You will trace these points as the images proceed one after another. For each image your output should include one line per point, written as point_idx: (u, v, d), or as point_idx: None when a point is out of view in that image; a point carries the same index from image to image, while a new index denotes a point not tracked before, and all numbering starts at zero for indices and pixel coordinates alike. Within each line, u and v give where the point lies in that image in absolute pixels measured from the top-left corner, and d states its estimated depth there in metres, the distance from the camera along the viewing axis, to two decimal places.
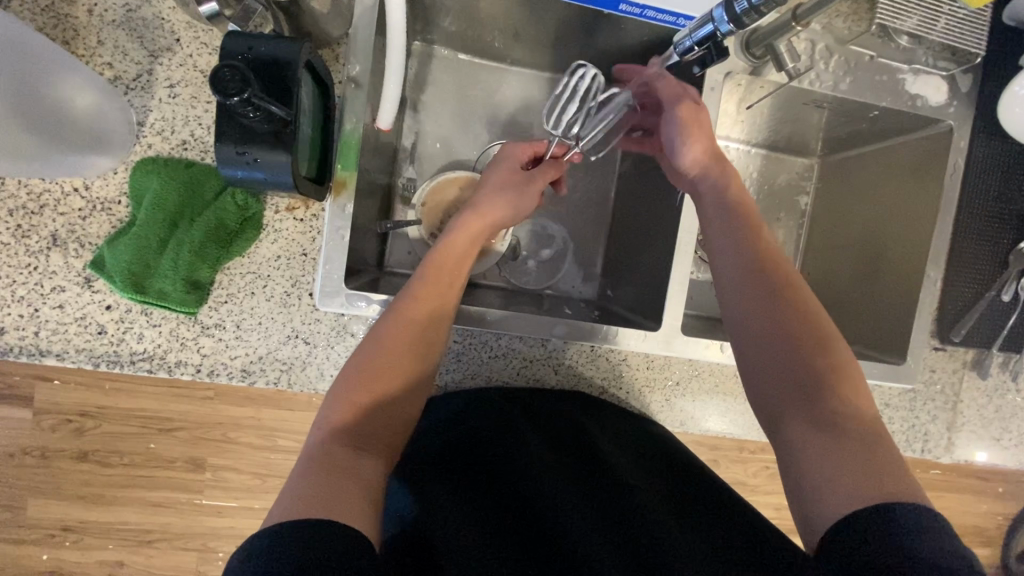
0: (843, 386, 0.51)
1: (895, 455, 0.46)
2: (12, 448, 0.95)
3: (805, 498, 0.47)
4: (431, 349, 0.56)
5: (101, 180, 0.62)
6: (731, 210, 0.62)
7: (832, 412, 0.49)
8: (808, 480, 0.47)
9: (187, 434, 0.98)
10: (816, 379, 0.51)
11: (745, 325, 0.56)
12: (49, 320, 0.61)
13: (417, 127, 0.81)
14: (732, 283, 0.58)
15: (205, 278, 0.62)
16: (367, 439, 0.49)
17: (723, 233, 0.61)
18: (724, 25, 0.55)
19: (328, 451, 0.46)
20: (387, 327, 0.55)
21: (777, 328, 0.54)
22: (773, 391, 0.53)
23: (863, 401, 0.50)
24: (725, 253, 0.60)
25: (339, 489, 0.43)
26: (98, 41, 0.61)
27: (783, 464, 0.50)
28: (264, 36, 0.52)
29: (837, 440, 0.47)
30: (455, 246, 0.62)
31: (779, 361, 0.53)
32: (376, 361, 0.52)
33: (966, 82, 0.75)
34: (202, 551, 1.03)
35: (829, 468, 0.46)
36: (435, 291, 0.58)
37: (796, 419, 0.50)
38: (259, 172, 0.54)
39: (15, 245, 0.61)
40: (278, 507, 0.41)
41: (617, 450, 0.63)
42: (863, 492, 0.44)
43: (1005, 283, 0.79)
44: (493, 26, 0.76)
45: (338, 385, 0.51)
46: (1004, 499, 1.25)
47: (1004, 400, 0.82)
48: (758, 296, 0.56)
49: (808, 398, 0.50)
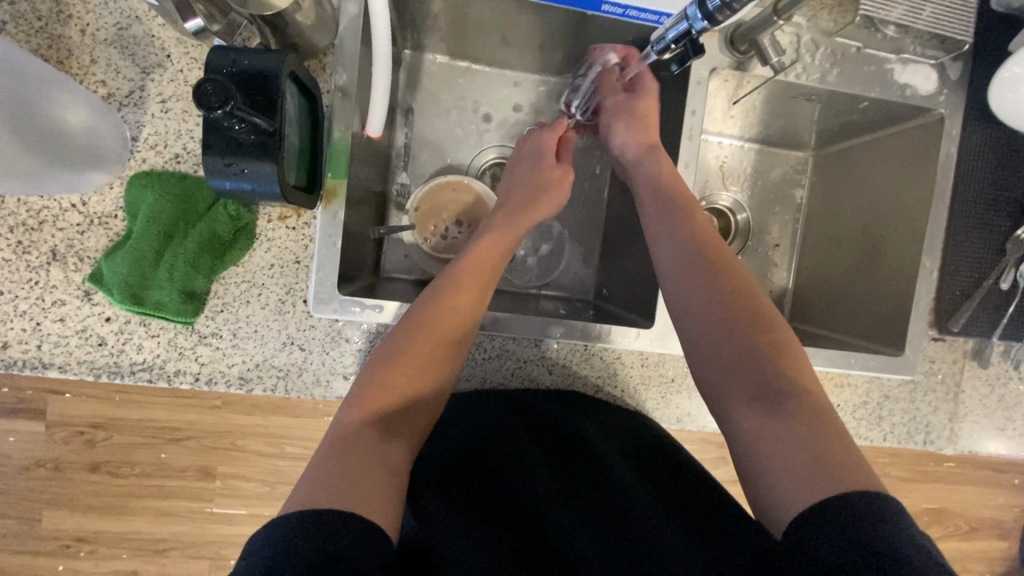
0: (799, 376, 0.51)
1: (849, 441, 0.46)
2: (26, 461, 0.97)
3: (765, 495, 0.46)
4: (457, 352, 0.57)
5: (97, 196, 0.63)
6: (665, 198, 0.63)
7: (790, 394, 0.50)
8: (770, 476, 0.46)
9: (195, 443, 0.99)
10: (780, 364, 0.52)
11: (702, 308, 0.56)
12: (51, 333, 0.63)
13: (409, 133, 0.82)
14: (680, 269, 0.58)
15: (201, 288, 0.63)
16: (393, 427, 0.51)
17: (664, 223, 0.62)
18: (698, 23, 0.54)
19: (352, 437, 0.48)
20: (411, 320, 0.56)
21: (738, 313, 0.55)
22: (725, 376, 0.53)
23: (817, 389, 0.51)
24: (662, 238, 0.61)
25: (358, 475, 0.45)
26: (91, 60, 0.63)
27: (735, 449, 0.51)
28: (249, 50, 0.53)
29: (795, 423, 0.47)
30: (472, 261, 0.61)
31: (736, 352, 0.53)
32: (395, 356, 0.53)
33: (956, 70, 0.75)
34: (213, 558, 1.04)
35: (791, 454, 0.46)
36: (463, 287, 0.58)
37: (746, 403, 0.51)
38: (246, 183, 0.55)
39: (17, 261, 0.62)
40: (295, 495, 0.43)
41: (609, 444, 0.64)
42: (822, 479, 0.43)
43: (1003, 271, 0.78)
44: (479, 31, 0.77)
45: (364, 374, 0.53)
46: (1020, 491, 1.23)
47: (1007, 388, 0.81)
48: (710, 282, 0.57)
49: (766, 385, 0.51)
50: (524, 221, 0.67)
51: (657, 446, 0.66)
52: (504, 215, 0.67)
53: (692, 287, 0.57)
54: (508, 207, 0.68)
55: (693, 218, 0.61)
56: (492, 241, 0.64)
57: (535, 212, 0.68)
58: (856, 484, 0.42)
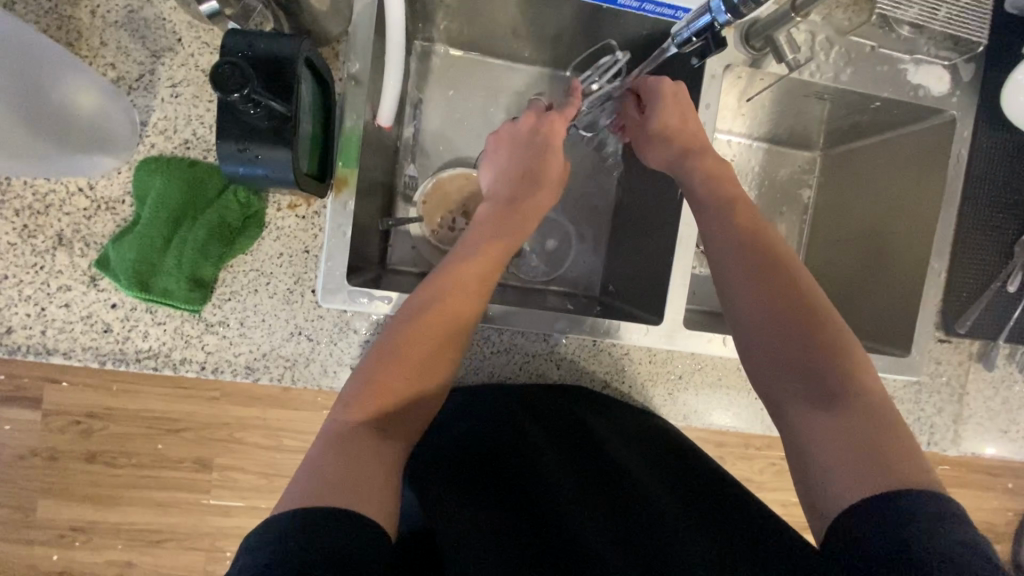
0: (853, 369, 0.51)
1: (896, 436, 0.46)
2: (22, 449, 0.96)
3: (814, 495, 0.47)
4: (455, 348, 0.56)
5: (105, 180, 0.62)
6: (707, 197, 0.63)
7: (842, 392, 0.49)
8: (819, 473, 0.46)
9: (194, 434, 0.98)
10: (832, 357, 0.51)
11: (743, 307, 0.56)
12: (56, 319, 0.62)
13: (418, 124, 0.81)
14: (728, 267, 0.59)
15: (208, 276, 0.62)
16: (389, 426, 0.50)
17: (710, 219, 0.62)
18: (722, 16, 0.56)
19: (348, 437, 0.47)
20: (412, 315, 0.55)
21: (785, 308, 0.55)
22: (775, 377, 0.53)
23: (868, 380, 0.51)
24: (711, 238, 0.61)
25: (356, 475, 0.44)
26: (101, 42, 0.62)
27: (789, 445, 0.51)
28: (265, 34, 0.53)
29: (847, 420, 0.47)
30: (481, 253, 0.61)
31: (789, 347, 0.53)
32: (400, 355, 0.53)
33: (969, 71, 0.75)
34: (210, 550, 1.04)
35: (833, 455, 0.46)
36: (467, 284, 0.58)
37: (796, 400, 0.51)
38: (261, 169, 0.54)
39: (21, 245, 0.61)
40: (294, 491, 0.42)
41: (621, 440, 0.64)
42: (873, 477, 0.43)
43: (1011, 274, 0.78)
44: (492, 23, 0.76)
45: (367, 372, 0.52)
46: (1013, 495, 1.24)
47: (1011, 391, 0.81)
48: (756, 275, 0.57)
49: (815, 382, 0.51)
50: (519, 213, 0.67)
51: (671, 445, 0.66)
52: (501, 208, 0.66)
53: (738, 280, 0.57)
54: (511, 200, 0.67)
55: (736, 211, 0.62)
56: (499, 233, 0.64)
57: (528, 205, 0.68)
58: (890, 484, 0.42)
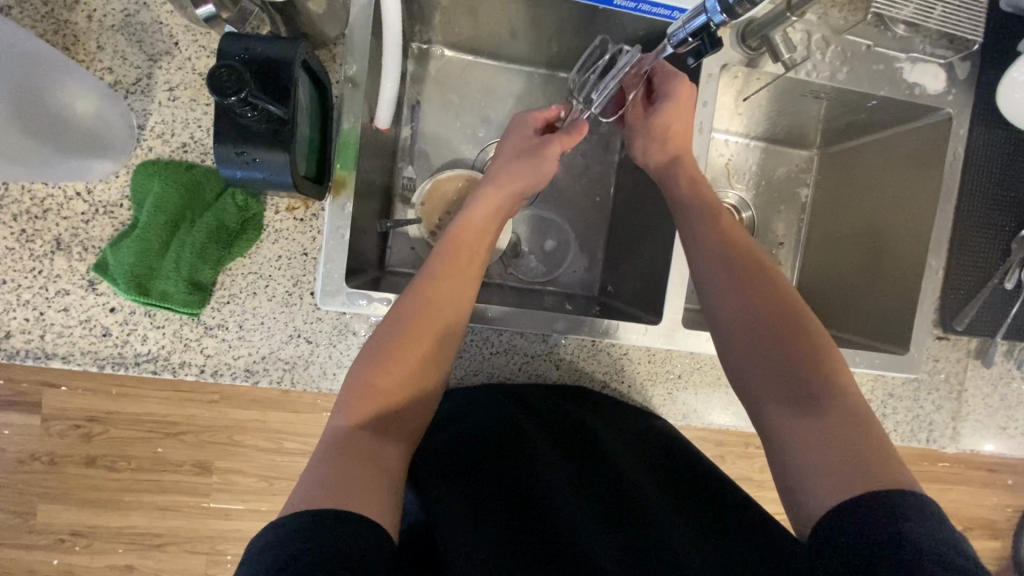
0: (830, 367, 0.51)
1: (877, 435, 0.46)
2: (21, 454, 0.96)
3: (797, 497, 0.47)
4: (448, 346, 0.56)
5: (102, 184, 0.62)
6: (696, 198, 0.64)
7: (818, 391, 0.50)
8: (799, 475, 0.47)
9: (194, 438, 0.98)
10: (806, 355, 0.52)
11: (726, 307, 0.57)
12: (55, 323, 0.62)
13: (415, 126, 0.81)
14: (712, 267, 0.59)
15: (207, 279, 0.62)
16: (387, 427, 0.50)
17: (695, 219, 0.63)
18: (717, 16, 0.56)
19: (346, 439, 0.47)
20: (403, 314, 0.55)
21: (764, 308, 0.55)
22: (754, 375, 0.53)
23: (845, 375, 0.51)
24: (693, 239, 0.62)
25: (360, 478, 0.44)
26: (98, 46, 0.62)
27: (767, 443, 0.51)
28: (262, 39, 0.53)
29: (823, 421, 0.48)
30: (464, 251, 0.61)
31: (764, 348, 0.53)
32: (387, 357, 0.52)
33: (964, 70, 0.75)
34: (210, 554, 1.03)
35: (808, 454, 0.47)
36: (455, 283, 0.58)
37: (775, 399, 0.51)
38: (258, 172, 0.54)
39: (20, 250, 0.61)
40: (297, 494, 0.42)
41: (620, 441, 0.65)
42: (850, 479, 0.44)
43: (1008, 271, 0.78)
44: (488, 24, 0.76)
45: (354, 376, 0.52)
46: (1013, 491, 1.24)
47: (1009, 388, 0.81)
48: (737, 276, 0.57)
49: (793, 380, 0.51)
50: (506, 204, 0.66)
51: (672, 446, 0.66)
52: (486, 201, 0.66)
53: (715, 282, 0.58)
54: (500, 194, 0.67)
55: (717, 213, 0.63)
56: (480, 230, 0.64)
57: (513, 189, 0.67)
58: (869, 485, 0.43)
